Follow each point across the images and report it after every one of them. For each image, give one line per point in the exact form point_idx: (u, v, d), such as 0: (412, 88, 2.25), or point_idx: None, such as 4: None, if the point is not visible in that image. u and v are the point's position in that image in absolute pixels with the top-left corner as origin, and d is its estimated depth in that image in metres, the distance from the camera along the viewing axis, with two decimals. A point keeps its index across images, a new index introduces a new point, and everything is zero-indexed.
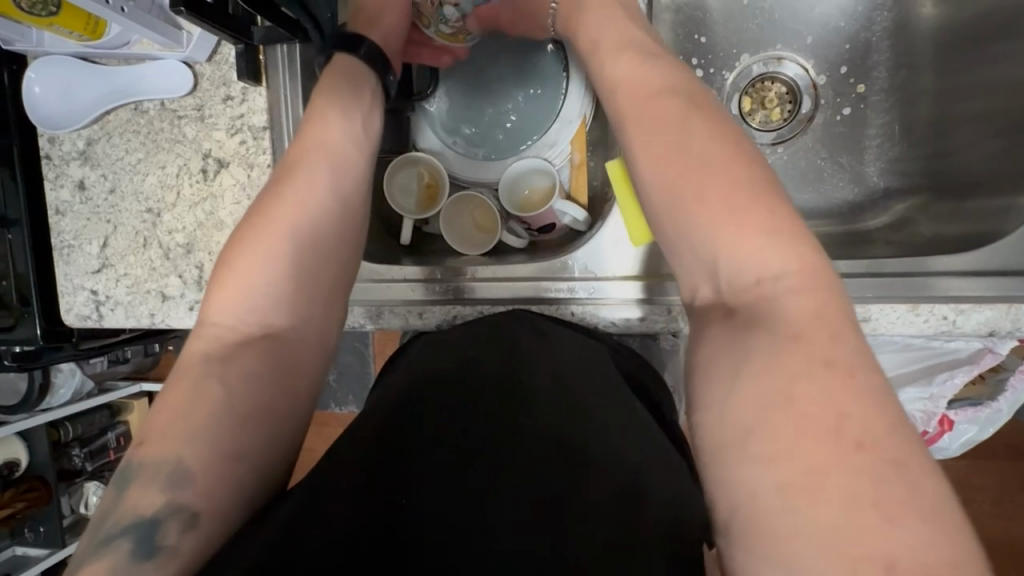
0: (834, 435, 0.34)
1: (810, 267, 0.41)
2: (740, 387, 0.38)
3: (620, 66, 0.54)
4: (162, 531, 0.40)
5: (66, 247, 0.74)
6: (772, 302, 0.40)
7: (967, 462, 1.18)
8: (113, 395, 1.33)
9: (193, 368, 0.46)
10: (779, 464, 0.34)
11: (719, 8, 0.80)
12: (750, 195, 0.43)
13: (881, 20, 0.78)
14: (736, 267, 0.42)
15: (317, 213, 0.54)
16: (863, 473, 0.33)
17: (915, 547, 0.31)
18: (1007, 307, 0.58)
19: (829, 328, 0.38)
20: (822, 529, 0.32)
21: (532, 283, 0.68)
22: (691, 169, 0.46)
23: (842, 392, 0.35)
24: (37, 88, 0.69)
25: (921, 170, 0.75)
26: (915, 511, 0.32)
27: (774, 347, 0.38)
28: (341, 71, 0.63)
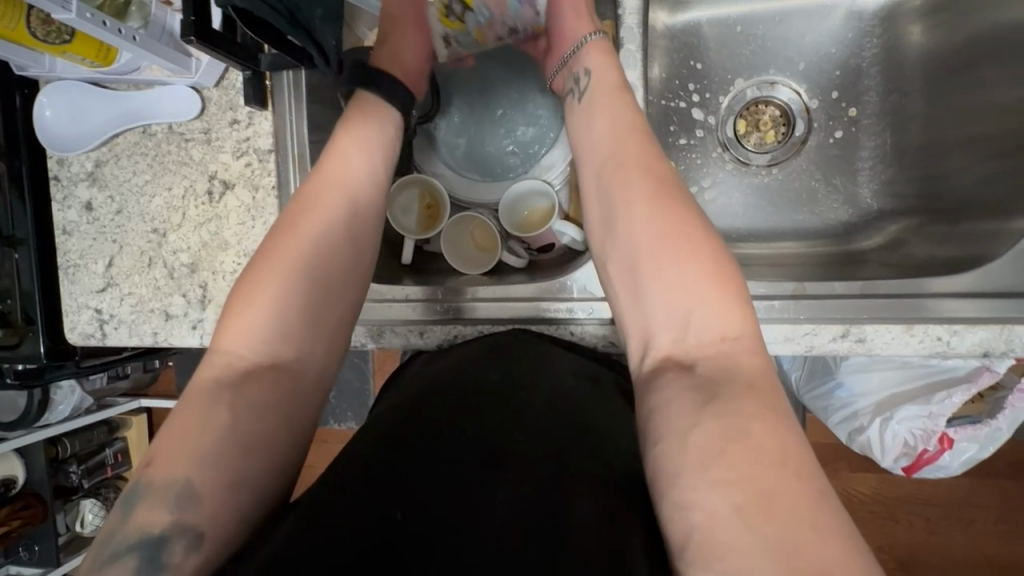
0: (777, 463, 0.39)
1: (760, 336, 0.46)
2: (698, 428, 0.41)
3: (614, 129, 0.59)
4: (169, 549, 0.40)
5: (72, 266, 0.75)
6: (728, 360, 0.45)
7: (969, 481, 1.17)
8: (113, 411, 1.33)
9: (203, 395, 0.46)
10: (733, 488, 0.38)
11: (713, 35, 0.83)
12: (717, 265, 0.48)
13: (871, 47, 0.80)
14: (701, 327, 0.46)
15: (332, 255, 0.55)
16: (799, 496, 0.37)
17: (845, 563, 0.35)
18: (999, 327, 0.59)
19: (772, 382, 0.44)
20: (773, 545, 0.35)
21: (532, 303, 0.69)
22: (668, 229, 0.50)
23: (785, 430, 0.41)
24: (47, 111, 0.71)
25: (914, 192, 0.76)
26: (842, 533, 0.36)
27: (730, 391, 0.43)
28: (362, 113, 0.67)
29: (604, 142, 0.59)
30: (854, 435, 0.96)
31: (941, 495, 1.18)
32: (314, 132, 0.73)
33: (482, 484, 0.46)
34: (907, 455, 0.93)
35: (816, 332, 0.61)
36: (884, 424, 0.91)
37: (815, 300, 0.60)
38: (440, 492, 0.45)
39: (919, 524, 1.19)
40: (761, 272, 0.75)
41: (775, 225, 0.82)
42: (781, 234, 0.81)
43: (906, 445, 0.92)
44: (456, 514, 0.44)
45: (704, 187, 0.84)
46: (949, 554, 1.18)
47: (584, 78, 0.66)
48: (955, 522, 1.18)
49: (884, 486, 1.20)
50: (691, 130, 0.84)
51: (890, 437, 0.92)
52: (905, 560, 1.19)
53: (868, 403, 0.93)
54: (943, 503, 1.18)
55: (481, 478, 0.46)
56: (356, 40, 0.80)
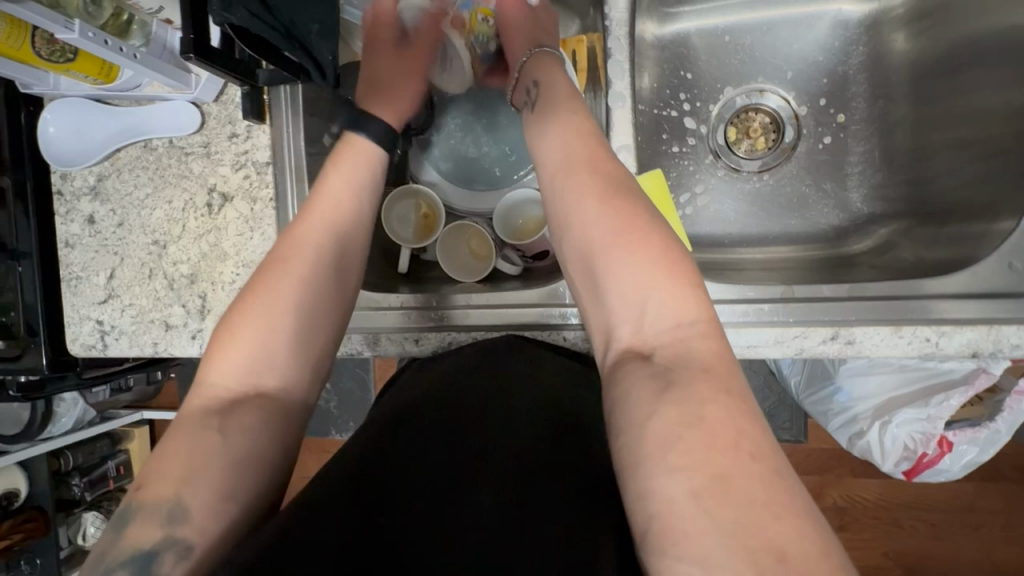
0: (733, 441, 0.39)
1: (714, 320, 0.48)
2: (656, 417, 0.42)
3: (565, 132, 0.60)
4: (158, 562, 0.41)
5: (74, 278, 0.76)
6: (684, 346, 0.46)
7: (973, 485, 1.17)
8: (116, 423, 1.33)
9: (192, 421, 0.48)
10: (692, 473, 0.38)
11: (702, 45, 0.84)
12: (672, 256, 0.49)
13: (857, 54, 0.82)
14: (657, 316, 0.48)
15: (316, 288, 0.56)
16: (755, 477, 0.38)
17: (797, 538, 0.36)
18: (987, 328, 0.59)
19: (728, 365, 0.45)
20: (728, 528, 0.36)
21: (526, 310, 0.70)
22: (622, 225, 0.51)
23: (741, 414, 0.41)
24: (51, 127, 0.73)
25: (903, 196, 0.77)
26: (793, 508, 0.37)
27: (687, 378, 0.43)
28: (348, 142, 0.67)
29: (559, 145, 0.60)
30: (855, 440, 0.96)
31: (944, 499, 1.18)
32: (311, 144, 0.74)
33: (466, 491, 0.47)
34: (907, 459, 0.93)
35: (806, 334, 0.61)
36: (883, 428, 0.91)
37: (805, 303, 0.61)
38: (423, 500, 0.46)
39: (923, 528, 1.18)
40: (754, 277, 0.75)
41: (767, 230, 0.82)
42: (773, 238, 0.82)
43: (906, 449, 0.91)
44: (441, 518, 0.44)
45: (697, 193, 0.85)
46: (954, 559, 1.17)
47: (534, 90, 0.68)
48: (960, 526, 1.17)
49: (887, 491, 1.19)
50: (682, 137, 0.85)
51: (889, 441, 0.91)
52: (911, 566, 1.18)
53: (867, 406, 0.93)
54: (947, 507, 1.17)
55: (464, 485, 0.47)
56: (353, 54, 0.82)
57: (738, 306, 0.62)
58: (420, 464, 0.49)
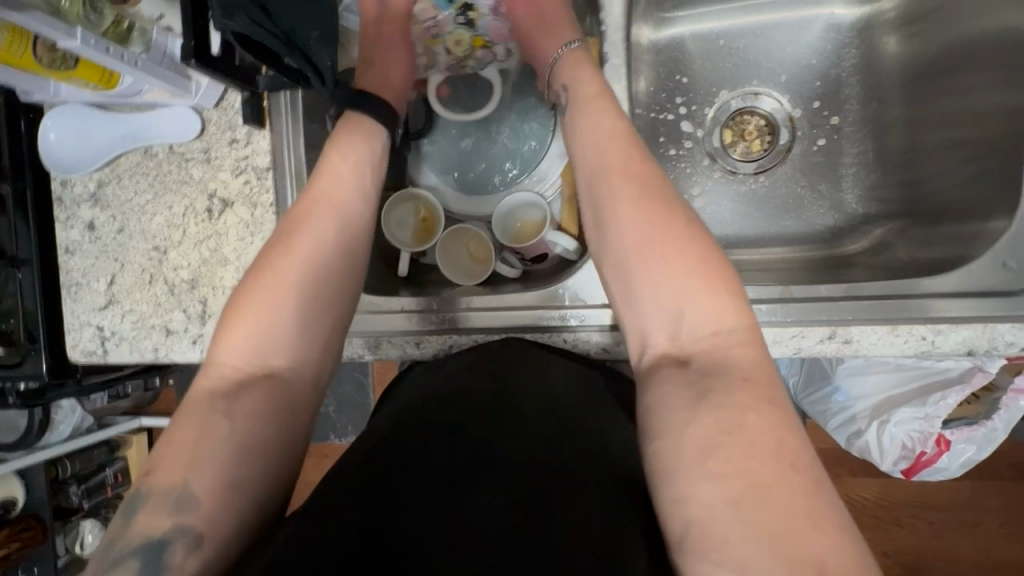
0: (774, 455, 0.40)
1: (753, 330, 0.48)
2: (693, 424, 0.43)
3: (599, 133, 0.59)
4: (171, 551, 0.42)
5: (75, 285, 0.76)
6: (724, 355, 0.46)
7: (972, 484, 1.17)
8: (113, 431, 1.32)
9: (201, 402, 0.49)
10: (729, 481, 0.39)
11: (696, 49, 0.85)
12: (711, 262, 0.49)
13: (849, 58, 0.83)
14: (695, 324, 0.48)
15: (323, 271, 0.56)
16: (796, 489, 0.39)
17: (838, 550, 0.37)
18: (983, 326, 0.60)
19: (769, 374, 0.45)
20: (768, 536, 0.37)
21: (526, 312, 0.70)
22: (660, 229, 0.51)
23: (780, 422, 0.42)
24: (51, 134, 0.73)
25: (898, 197, 0.78)
26: (835, 523, 0.38)
27: (726, 388, 0.44)
28: (354, 126, 0.68)
29: (592, 144, 0.59)
30: (853, 439, 0.96)
31: (942, 497, 1.18)
32: (310, 149, 0.75)
33: (466, 491, 0.47)
34: (906, 458, 0.93)
35: (804, 333, 0.62)
36: (881, 427, 0.92)
37: (802, 303, 0.62)
38: (428, 499, 0.47)
39: (922, 527, 1.18)
40: (752, 278, 0.76)
41: (764, 231, 0.83)
42: (770, 239, 0.83)
43: (904, 448, 0.92)
44: (450, 512, 0.46)
45: (694, 195, 0.85)
46: (954, 558, 1.17)
47: (563, 94, 0.68)
48: (960, 525, 1.17)
49: (887, 490, 1.20)
50: (679, 141, 0.86)
51: (888, 440, 0.92)
52: (911, 565, 1.18)
53: (866, 405, 0.93)
54: (946, 506, 1.18)
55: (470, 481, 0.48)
56: (351, 61, 0.82)
57: None
58: (432, 465, 0.49)
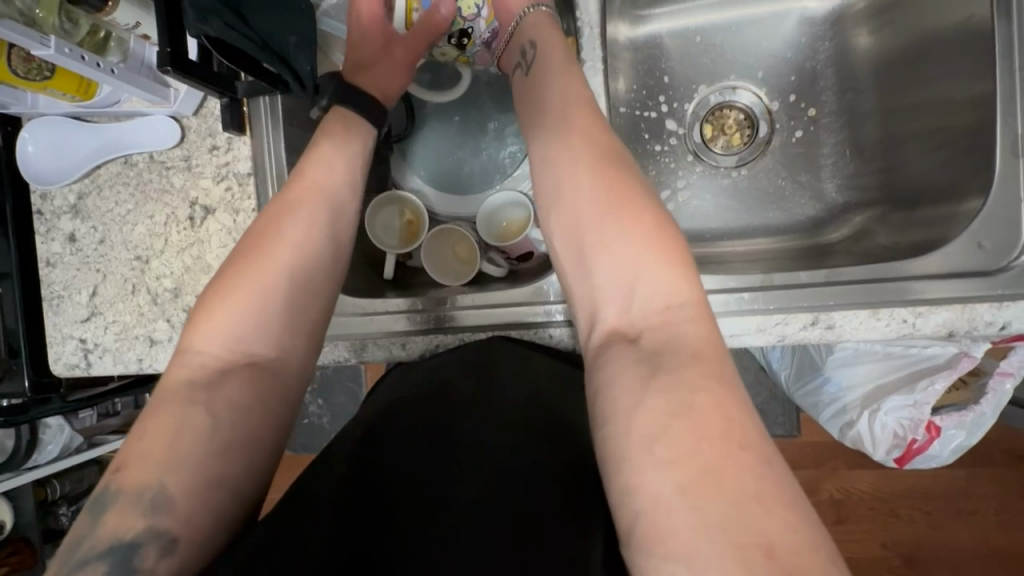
0: (723, 437, 0.40)
1: (707, 303, 0.48)
2: (645, 406, 0.43)
3: (567, 106, 0.60)
4: (141, 554, 0.42)
5: (56, 297, 0.75)
6: (675, 328, 0.47)
7: (966, 471, 1.18)
8: (103, 450, 1.20)
9: (177, 396, 0.48)
10: (679, 466, 0.39)
11: (674, 46, 0.87)
12: (667, 238, 0.50)
13: (824, 50, 0.85)
14: (646, 298, 0.48)
15: (304, 262, 0.57)
16: (747, 470, 0.39)
17: (789, 532, 0.36)
18: (962, 307, 0.61)
19: (722, 351, 0.45)
20: (717, 521, 0.37)
21: (510, 309, 0.70)
22: (617, 196, 0.52)
23: (732, 402, 0.42)
24: (30, 146, 0.73)
25: (874, 184, 0.79)
26: (788, 502, 0.38)
27: (678, 364, 0.44)
28: (343, 121, 0.70)
29: (552, 111, 0.61)
30: (845, 430, 0.97)
31: (937, 485, 1.19)
32: (292, 154, 0.74)
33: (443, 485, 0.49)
34: (897, 446, 0.93)
35: (786, 321, 0.62)
36: (871, 416, 0.92)
37: (784, 291, 0.62)
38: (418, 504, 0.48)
39: (916, 516, 1.19)
40: (737, 269, 0.77)
41: (746, 223, 0.84)
42: (752, 231, 0.84)
43: (896, 436, 0.92)
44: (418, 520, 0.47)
45: (678, 189, 0.86)
46: (950, 545, 1.18)
47: (530, 51, 0.68)
48: (955, 513, 1.18)
49: (882, 480, 1.20)
50: (664, 137, 0.87)
51: (879, 428, 0.92)
52: (908, 554, 1.19)
53: (855, 395, 0.94)
54: (939, 495, 1.18)
55: (447, 476, 0.50)
56: (331, 64, 0.82)
57: (719, 296, 0.63)
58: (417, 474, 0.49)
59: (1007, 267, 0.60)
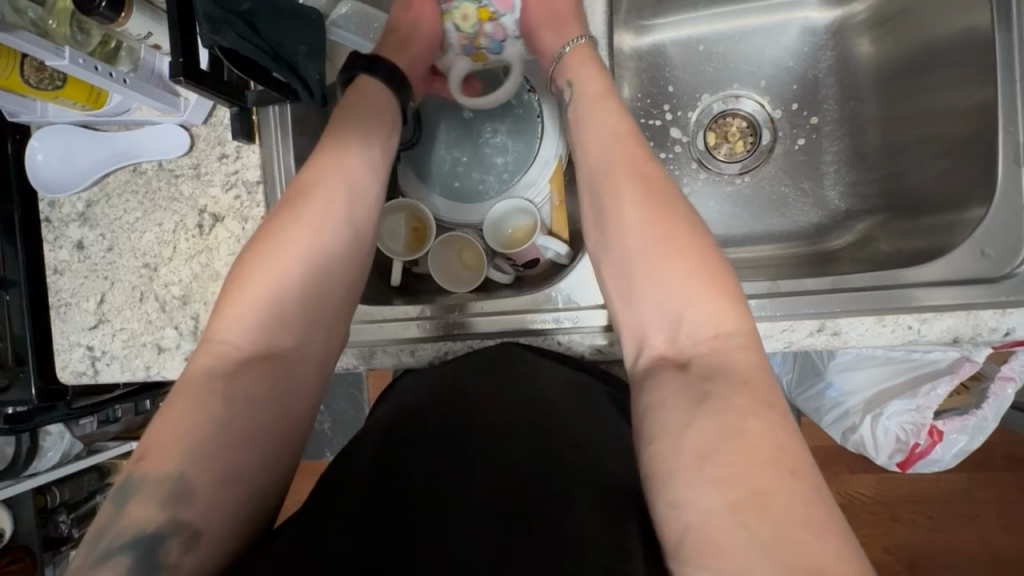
0: (773, 461, 0.41)
1: (755, 335, 0.49)
2: (695, 426, 0.43)
3: (609, 133, 0.61)
4: (165, 547, 0.42)
5: (63, 305, 0.75)
6: (723, 357, 0.47)
7: (967, 475, 1.18)
8: (104, 456, 1.20)
9: (196, 385, 0.48)
10: (730, 486, 0.40)
11: (678, 56, 0.88)
12: (713, 269, 0.50)
13: (825, 59, 0.86)
14: (695, 327, 0.49)
15: (322, 253, 0.57)
16: (797, 495, 0.40)
17: (838, 558, 0.38)
18: (966, 313, 0.61)
19: (769, 379, 0.46)
20: (767, 542, 0.38)
21: (518, 316, 0.70)
22: (663, 226, 0.53)
23: (780, 429, 0.43)
24: (39, 155, 0.73)
25: (876, 191, 0.81)
26: (832, 528, 0.39)
27: (728, 389, 0.45)
28: (358, 104, 0.69)
29: (596, 138, 0.61)
30: (847, 434, 0.97)
31: (938, 489, 1.19)
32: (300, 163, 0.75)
33: (463, 485, 0.50)
34: (900, 450, 0.94)
35: (793, 328, 0.63)
36: (874, 421, 0.93)
37: (790, 298, 0.63)
38: (438, 494, 0.49)
39: (919, 521, 1.19)
40: (742, 276, 0.78)
41: (750, 230, 0.85)
42: (756, 238, 0.84)
43: (899, 440, 0.93)
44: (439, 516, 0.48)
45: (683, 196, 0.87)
46: (953, 550, 1.18)
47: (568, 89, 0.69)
48: (957, 518, 1.18)
49: (885, 485, 1.20)
50: (668, 145, 0.88)
51: (881, 433, 0.93)
52: (912, 559, 1.19)
53: (858, 400, 0.94)
54: (942, 500, 1.19)
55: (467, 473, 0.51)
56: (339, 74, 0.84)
57: None
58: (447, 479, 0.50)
59: (1010, 273, 0.61)
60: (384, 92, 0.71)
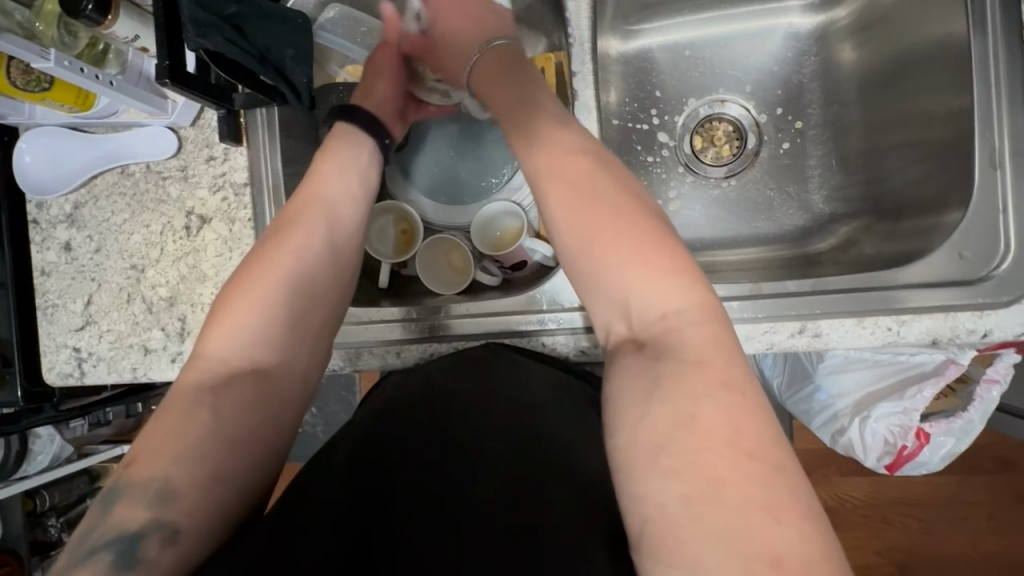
0: (729, 446, 0.40)
1: (707, 304, 0.48)
2: (648, 416, 0.43)
3: (538, 134, 0.60)
4: (143, 545, 0.42)
5: (50, 306, 0.75)
6: (675, 334, 0.47)
7: (956, 478, 1.19)
8: (93, 459, 1.20)
9: (185, 397, 0.49)
10: (682, 478, 0.40)
11: (664, 60, 0.89)
12: (655, 251, 0.50)
13: (809, 64, 0.87)
14: (646, 310, 0.48)
15: (309, 276, 0.57)
16: (756, 478, 0.39)
17: (797, 540, 0.37)
18: (944, 316, 0.62)
19: (725, 353, 0.45)
20: (727, 532, 0.37)
21: (503, 317, 0.71)
22: (596, 222, 0.52)
23: (742, 411, 0.42)
24: (27, 156, 0.73)
25: (860, 195, 0.81)
26: (795, 510, 0.39)
27: (679, 372, 0.44)
28: (347, 131, 0.69)
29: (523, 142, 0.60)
30: (837, 437, 0.98)
31: (928, 492, 1.20)
32: (288, 164, 0.75)
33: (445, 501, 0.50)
34: (889, 453, 0.95)
35: (774, 330, 0.64)
36: (863, 423, 0.93)
37: (772, 299, 0.63)
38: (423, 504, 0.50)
39: (909, 523, 1.19)
40: (727, 279, 0.78)
41: (736, 233, 0.85)
42: (742, 241, 0.85)
43: (887, 443, 0.93)
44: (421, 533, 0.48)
45: (670, 199, 0.88)
46: (943, 553, 1.18)
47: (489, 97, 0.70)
48: (947, 520, 1.19)
49: (874, 488, 1.21)
50: (655, 149, 0.89)
51: (869, 435, 0.93)
52: (901, 562, 1.19)
53: (846, 403, 0.95)
54: (931, 503, 1.19)
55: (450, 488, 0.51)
56: (328, 77, 0.85)
57: None
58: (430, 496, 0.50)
59: (987, 276, 0.62)
60: (354, 128, 0.70)
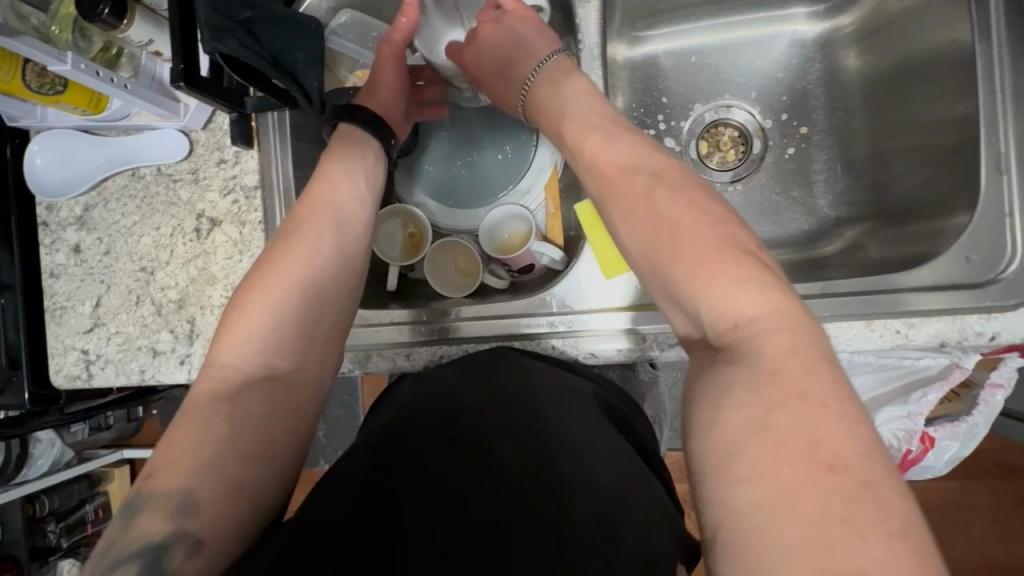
0: (804, 455, 0.35)
1: (784, 308, 0.42)
2: (721, 422, 0.39)
3: (586, 137, 0.57)
4: (168, 555, 0.42)
5: (59, 308, 0.76)
6: (748, 346, 0.41)
7: (960, 483, 1.19)
8: (94, 464, 1.19)
9: (200, 407, 0.48)
10: (757, 485, 0.35)
11: (670, 66, 0.90)
12: (718, 254, 0.45)
13: (814, 70, 0.88)
14: (715, 320, 0.44)
15: (317, 280, 0.57)
16: (835, 492, 0.34)
17: (887, 560, 0.32)
18: (952, 318, 0.62)
19: (805, 362, 0.39)
20: (801, 546, 0.33)
21: (513, 320, 0.71)
22: (653, 228, 0.49)
23: (819, 417, 0.37)
24: (38, 159, 0.74)
25: (865, 199, 0.82)
26: (885, 527, 0.33)
27: (751, 382, 0.39)
28: (349, 135, 0.69)
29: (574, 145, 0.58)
30: None
31: (931, 496, 1.20)
32: (299, 168, 0.76)
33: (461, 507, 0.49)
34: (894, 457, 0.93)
35: None
36: None
37: None
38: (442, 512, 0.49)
39: None
40: None
41: None
42: None
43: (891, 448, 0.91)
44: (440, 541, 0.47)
45: None
46: (947, 559, 1.18)
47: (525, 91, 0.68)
48: (951, 525, 1.19)
49: None
50: None
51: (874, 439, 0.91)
52: None
53: None
54: (935, 508, 1.19)
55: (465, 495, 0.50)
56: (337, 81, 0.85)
57: None
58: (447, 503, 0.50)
59: (993, 279, 0.62)
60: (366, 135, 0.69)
